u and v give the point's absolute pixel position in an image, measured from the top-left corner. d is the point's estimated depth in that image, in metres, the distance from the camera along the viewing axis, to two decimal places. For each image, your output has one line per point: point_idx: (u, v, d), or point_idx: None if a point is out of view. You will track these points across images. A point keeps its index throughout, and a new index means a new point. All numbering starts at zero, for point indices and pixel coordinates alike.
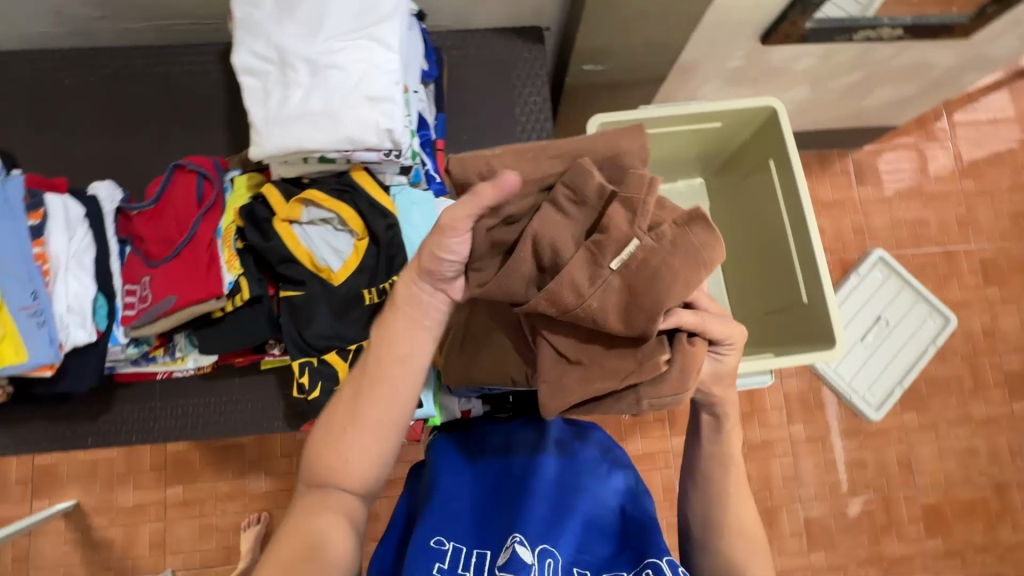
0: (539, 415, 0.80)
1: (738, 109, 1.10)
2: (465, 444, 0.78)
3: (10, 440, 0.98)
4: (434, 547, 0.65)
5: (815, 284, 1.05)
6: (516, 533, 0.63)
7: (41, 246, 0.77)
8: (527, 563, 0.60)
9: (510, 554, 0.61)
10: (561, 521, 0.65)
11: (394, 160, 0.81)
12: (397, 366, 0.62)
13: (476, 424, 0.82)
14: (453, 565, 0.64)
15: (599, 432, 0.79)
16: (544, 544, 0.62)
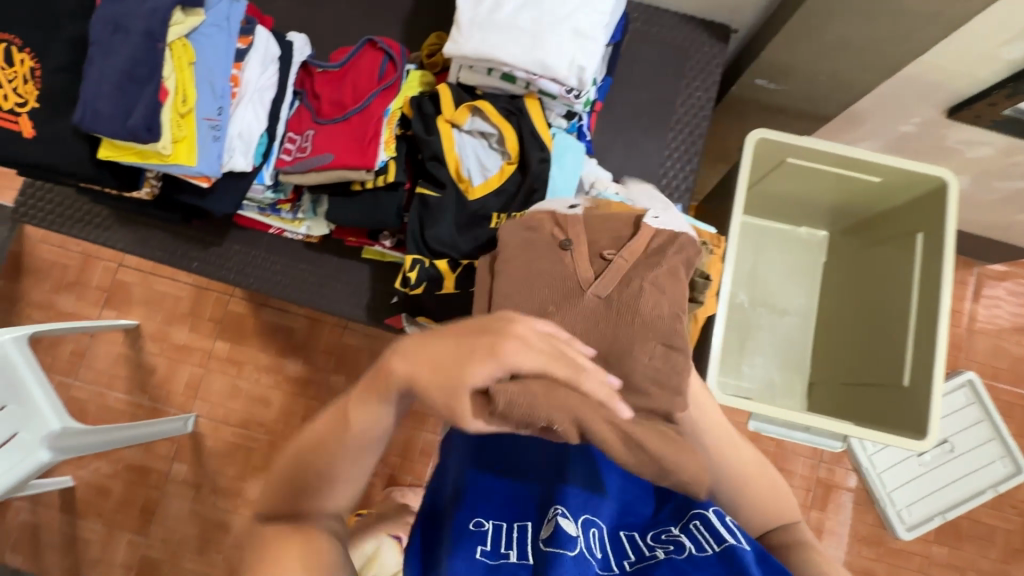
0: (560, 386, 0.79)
1: (905, 171, 1.04)
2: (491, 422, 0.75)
3: (132, 237, 1.06)
4: (474, 530, 0.60)
5: (923, 369, 1.00)
6: (557, 509, 0.60)
7: (240, 70, 0.78)
8: (573, 533, 0.56)
9: (554, 528, 0.57)
10: (598, 488, 0.65)
11: (570, 100, 0.80)
12: (357, 444, 0.57)
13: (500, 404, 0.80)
14: (495, 544, 0.59)
15: None
16: (586, 513, 0.61)
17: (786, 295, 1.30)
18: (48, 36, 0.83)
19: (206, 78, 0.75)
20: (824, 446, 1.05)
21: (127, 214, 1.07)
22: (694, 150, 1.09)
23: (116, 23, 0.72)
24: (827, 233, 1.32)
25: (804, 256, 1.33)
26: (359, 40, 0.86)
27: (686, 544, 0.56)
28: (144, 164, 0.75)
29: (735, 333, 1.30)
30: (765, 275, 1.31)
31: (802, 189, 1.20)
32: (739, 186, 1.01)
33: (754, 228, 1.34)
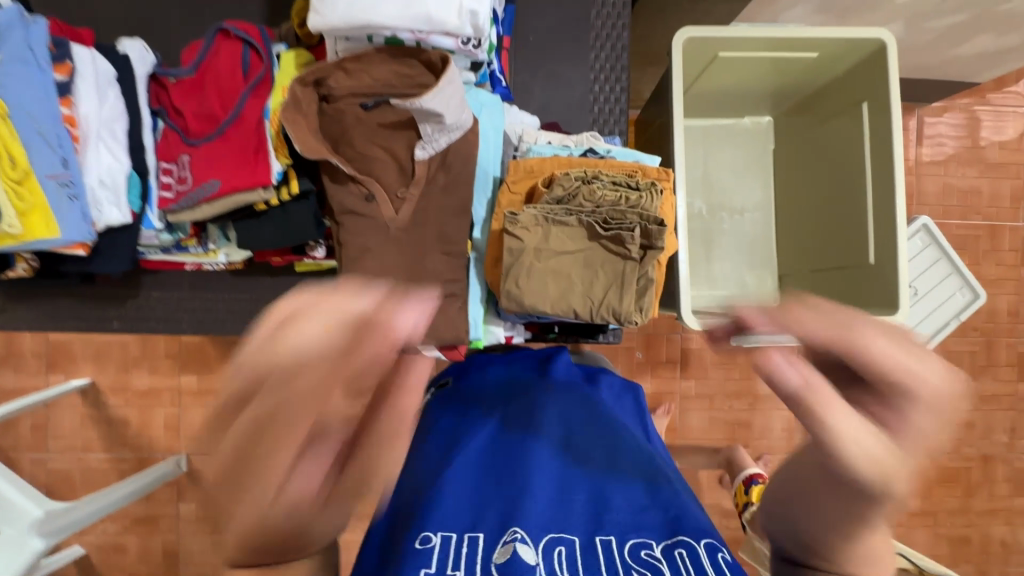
0: (544, 356, 0.81)
1: (840, 39, 0.97)
2: (462, 395, 0.76)
3: (34, 313, 0.93)
4: (422, 548, 0.50)
5: (888, 243, 0.99)
6: (515, 530, 0.51)
7: (70, 106, 0.64)
8: (531, 563, 0.47)
9: (510, 553, 0.48)
10: (565, 495, 0.56)
11: (469, 52, 0.69)
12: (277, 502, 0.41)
13: (469, 358, 0.81)
14: (444, 564, 0.48)
15: (606, 377, 0.80)
16: (551, 531, 0.52)
17: (741, 193, 1.27)
18: None
19: (32, 128, 0.62)
20: None
21: (19, 289, 0.93)
22: (621, 66, 0.98)
23: None
24: (771, 117, 1.26)
25: (752, 147, 1.28)
26: (208, 32, 0.71)
27: (665, 574, 0.47)
28: (2, 247, 0.65)
29: (698, 244, 1.28)
30: (717, 176, 1.27)
31: (739, 79, 1.12)
32: (675, 94, 0.94)
33: (697, 129, 1.27)
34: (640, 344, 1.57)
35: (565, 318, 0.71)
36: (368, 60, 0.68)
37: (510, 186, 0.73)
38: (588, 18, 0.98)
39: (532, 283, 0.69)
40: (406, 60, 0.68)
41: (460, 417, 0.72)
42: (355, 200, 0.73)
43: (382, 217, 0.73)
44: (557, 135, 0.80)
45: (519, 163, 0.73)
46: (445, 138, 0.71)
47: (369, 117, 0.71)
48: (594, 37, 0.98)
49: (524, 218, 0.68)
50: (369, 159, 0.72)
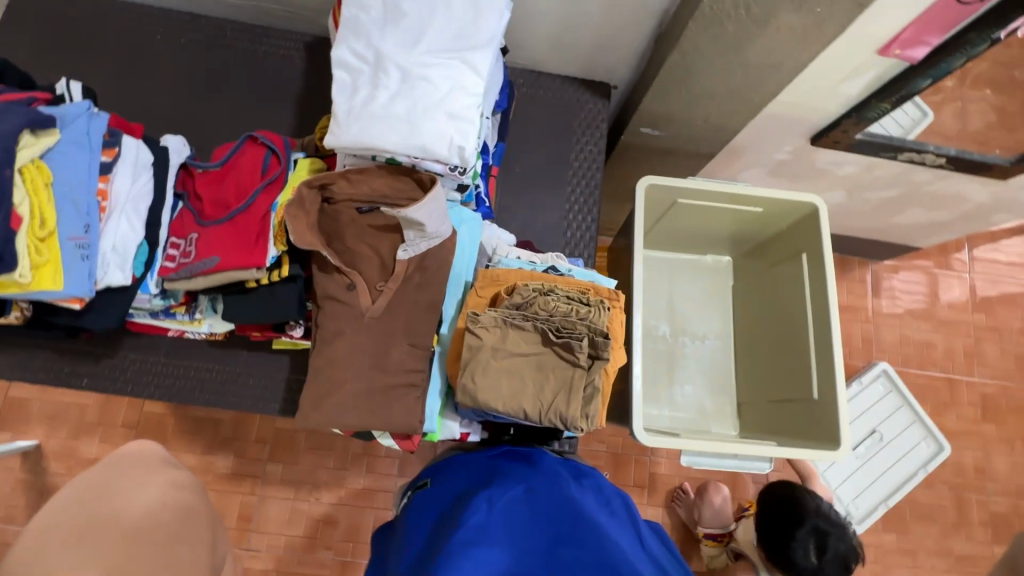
0: (521, 451, 0.89)
1: (780, 201, 1.15)
2: (448, 496, 0.83)
3: (8, 361, 0.96)
4: None
5: (829, 382, 1.07)
6: None
7: (107, 182, 0.74)
8: None
9: None
10: None
11: (456, 176, 0.81)
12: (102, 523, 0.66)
13: (452, 458, 0.91)
14: None
15: (590, 478, 0.88)
16: None
17: (702, 321, 1.36)
18: None
19: (68, 197, 0.70)
20: (753, 469, 1.07)
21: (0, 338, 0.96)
22: (593, 201, 1.14)
23: None
24: (730, 258, 1.40)
25: (713, 281, 1.40)
26: (240, 137, 0.85)
27: None
28: (3, 292, 0.69)
29: (661, 366, 1.34)
30: (681, 305, 1.37)
31: (700, 224, 1.27)
32: (637, 227, 1.07)
33: (664, 261, 1.40)
34: (607, 464, 1.53)
35: (516, 417, 0.75)
36: (368, 172, 0.80)
37: (477, 289, 0.82)
38: (567, 159, 1.16)
39: (490, 380, 0.73)
40: (402, 177, 0.80)
41: (445, 514, 0.79)
42: (336, 288, 0.82)
43: (359, 305, 0.81)
44: (528, 252, 0.91)
45: (488, 272, 0.83)
46: (425, 243, 0.81)
47: (362, 219, 0.83)
48: (571, 175, 1.15)
49: (485, 319, 0.76)
50: (356, 255, 0.83)
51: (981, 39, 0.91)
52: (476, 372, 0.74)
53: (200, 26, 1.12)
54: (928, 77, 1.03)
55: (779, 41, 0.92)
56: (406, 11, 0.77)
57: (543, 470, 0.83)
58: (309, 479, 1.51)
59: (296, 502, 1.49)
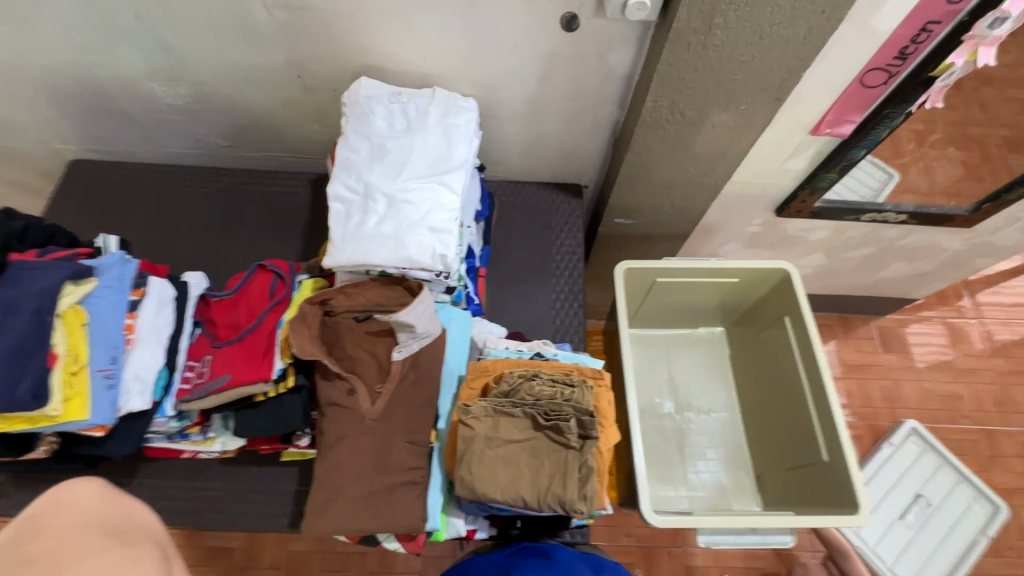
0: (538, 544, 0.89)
1: (755, 269, 1.22)
2: None
3: (30, 499, 1.00)
4: None
5: (834, 441, 1.06)
6: None
7: (134, 318, 0.83)
8: None
9: None
10: None
11: (442, 280, 0.90)
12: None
13: (466, 557, 0.91)
14: None
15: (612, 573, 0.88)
16: None
17: (705, 394, 1.37)
18: None
19: (100, 334, 0.79)
20: (777, 544, 1.02)
21: (26, 474, 1.01)
22: (577, 289, 1.22)
23: (8, 305, 0.75)
24: (722, 328, 1.44)
25: (709, 353, 1.43)
26: (251, 266, 0.95)
27: None
28: (35, 426, 0.76)
29: (672, 444, 1.33)
30: (682, 379, 1.39)
31: (685, 299, 1.34)
32: (619, 308, 1.14)
33: (657, 338, 1.44)
34: (637, 558, 1.44)
35: (515, 506, 0.76)
36: (362, 285, 0.89)
37: (469, 381, 0.87)
38: (550, 254, 1.26)
39: (486, 469, 0.76)
40: (393, 286, 0.89)
41: None
42: (338, 394, 0.86)
43: (360, 408, 0.86)
44: (516, 342, 0.97)
45: (477, 364, 0.89)
46: (417, 343, 0.87)
47: (359, 326, 0.91)
48: (555, 267, 1.24)
49: (476, 409, 0.79)
50: (355, 361, 0.89)
51: (895, 113, 1.03)
52: (471, 463, 0.76)
53: (221, 177, 1.30)
54: (862, 147, 1.14)
55: (718, 134, 1.05)
56: (390, 148, 0.92)
57: (562, 564, 0.83)
58: None
59: None
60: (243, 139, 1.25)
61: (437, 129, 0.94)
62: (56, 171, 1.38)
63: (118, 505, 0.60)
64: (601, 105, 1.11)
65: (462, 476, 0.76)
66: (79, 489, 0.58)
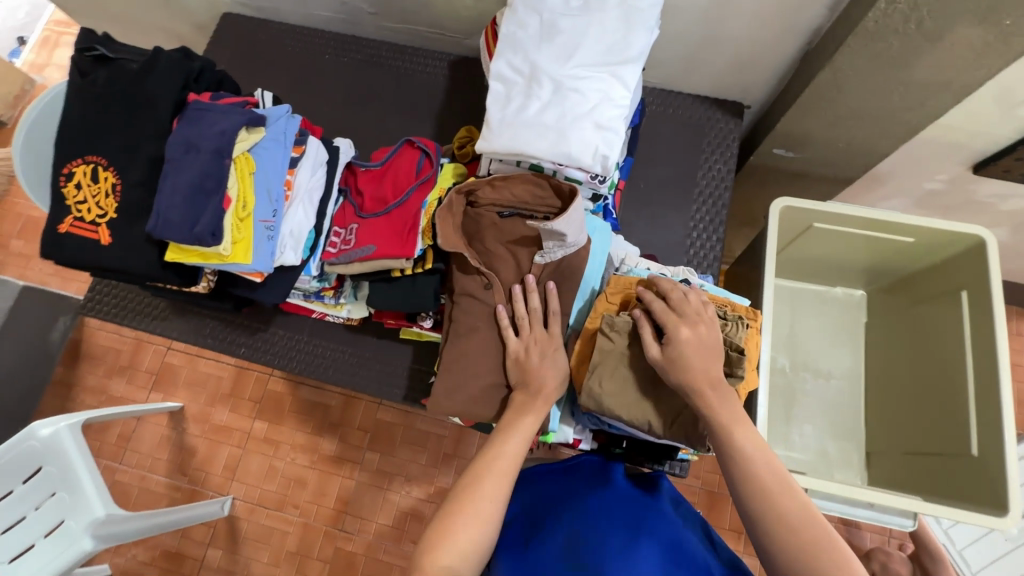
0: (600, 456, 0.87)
1: (939, 231, 1.04)
2: (520, 501, 0.81)
3: (186, 326, 1.12)
4: None
5: (992, 439, 0.95)
6: None
7: (293, 174, 0.85)
8: None
9: None
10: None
11: (594, 185, 0.84)
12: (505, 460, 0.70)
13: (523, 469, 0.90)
14: None
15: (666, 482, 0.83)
16: None
17: (829, 358, 1.25)
18: (98, 136, 0.85)
19: (265, 184, 0.81)
20: (893, 524, 0.98)
21: (182, 305, 1.13)
22: (718, 221, 1.12)
23: (189, 143, 0.78)
24: (864, 292, 1.29)
25: (843, 317, 1.29)
26: (398, 141, 0.93)
27: None
28: (206, 263, 0.82)
29: (779, 401, 1.25)
30: (805, 337, 1.27)
31: (833, 251, 1.19)
32: (766, 254, 1.03)
33: (784, 289, 1.31)
34: (702, 501, 1.44)
35: (640, 427, 0.75)
36: (510, 180, 0.83)
37: (607, 294, 0.81)
38: (693, 179, 1.14)
39: (622, 382, 0.75)
40: (540, 183, 0.83)
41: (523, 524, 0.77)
42: (473, 286, 0.86)
43: (494, 304, 0.86)
44: (655, 263, 0.91)
45: (620, 279, 0.82)
46: (561, 251, 0.84)
47: (502, 225, 0.86)
48: (697, 193, 1.14)
49: (619, 323, 0.76)
50: (495, 256, 0.86)
51: None
52: (606, 374, 0.75)
53: (361, 48, 1.26)
54: None
55: (952, 57, 0.85)
56: (562, 28, 0.82)
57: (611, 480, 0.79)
58: (402, 471, 1.60)
59: (388, 493, 1.59)
60: (389, 8, 1.19)
61: (616, 11, 0.83)
62: (207, 23, 1.40)
63: (536, 346, 0.80)
64: (805, 6, 0.93)
65: (596, 388, 0.75)
66: (540, 326, 0.81)
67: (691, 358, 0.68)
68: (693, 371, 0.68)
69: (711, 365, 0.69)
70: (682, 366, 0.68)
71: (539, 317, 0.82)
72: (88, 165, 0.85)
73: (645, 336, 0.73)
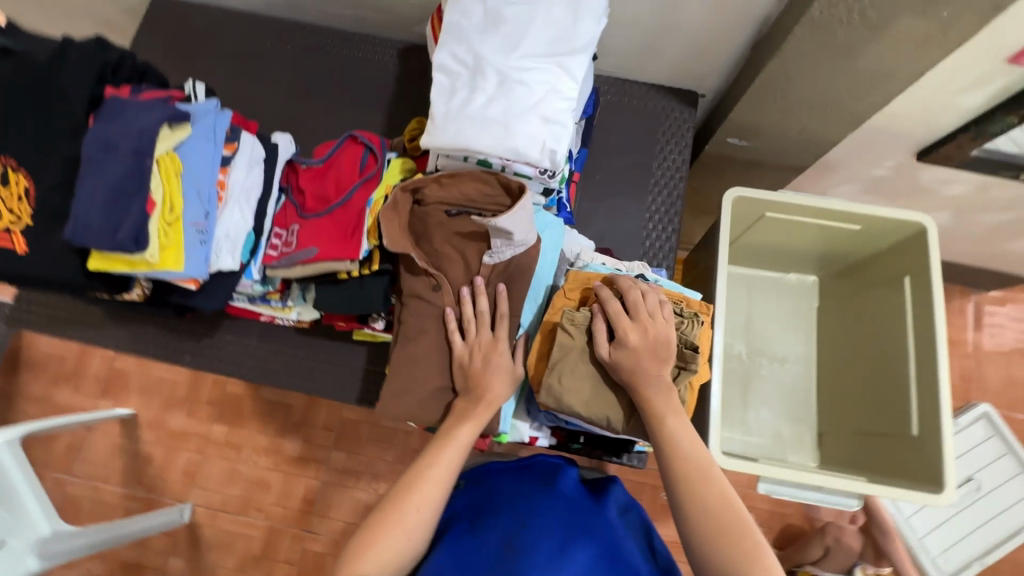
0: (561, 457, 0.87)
1: (884, 218, 1.06)
2: (468, 495, 0.81)
3: (126, 334, 1.07)
4: None
5: (932, 419, 0.99)
6: None
7: (225, 174, 0.80)
8: None
9: None
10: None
11: (544, 180, 0.82)
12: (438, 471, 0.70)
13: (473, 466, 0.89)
14: None
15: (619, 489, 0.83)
16: None
17: (783, 343, 1.28)
18: (9, 134, 0.78)
19: (194, 186, 0.76)
20: (839, 505, 1.00)
21: (121, 312, 1.07)
22: (674, 211, 1.12)
23: (107, 143, 0.73)
24: (816, 277, 1.31)
25: (797, 303, 1.32)
26: (342, 136, 0.89)
27: None
28: (134, 271, 0.76)
29: (736, 387, 1.28)
30: (760, 323, 1.30)
31: (785, 239, 1.21)
32: (720, 244, 1.03)
33: (740, 277, 1.33)
34: None
35: (597, 424, 0.74)
36: (458, 178, 0.81)
37: (565, 290, 0.80)
38: (650, 169, 1.14)
39: (579, 379, 0.73)
40: (488, 181, 0.81)
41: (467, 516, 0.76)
42: (422, 287, 0.83)
43: (443, 307, 0.83)
44: (609, 258, 0.90)
45: (578, 274, 0.81)
46: (510, 250, 0.81)
47: (450, 222, 0.83)
48: (653, 184, 1.13)
49: (579, 318, 0.75)
50: (443, 257, 0.83)
51: None
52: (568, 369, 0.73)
53: (305, 35, 1.20)
54: None
55: (894, 46, 0.86)
56: (506, 17, 0.79)
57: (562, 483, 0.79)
58: (369, 470, 1.58)
59: (354, 492, 1.56)
60: None
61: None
62: (139, 7, 1.31)
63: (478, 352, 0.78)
64: None
65: (556, 385, 0.73)
66: (482, 331, 0.80)
67: (632, 356, 0.69)
68: (642, 373, 0.69)
69: (653, 363, 0.69)
70: (631, 368, 0.69)
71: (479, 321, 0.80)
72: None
73: (599, 334, 0.72)
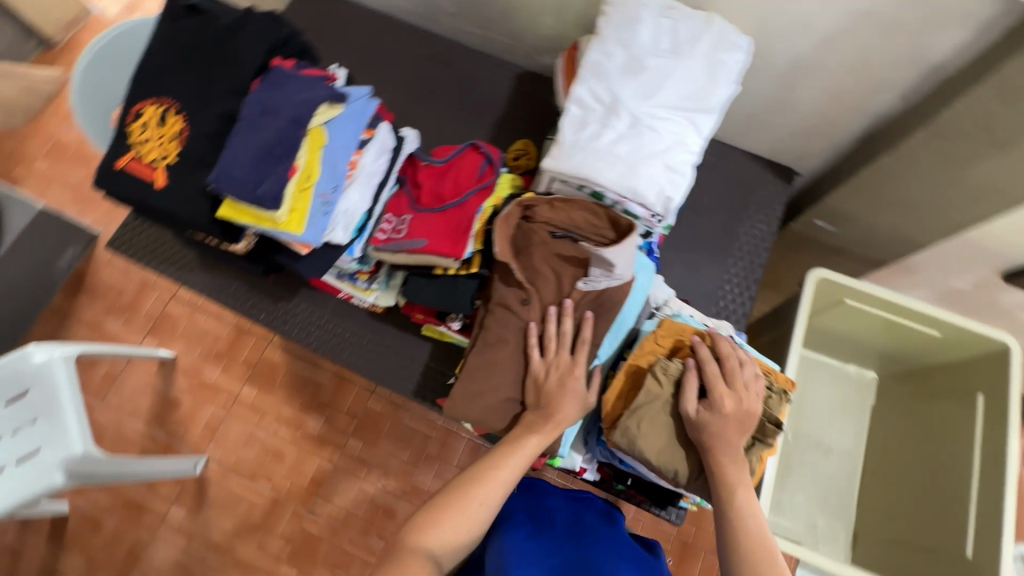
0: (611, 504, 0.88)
1: (965, 330, 1.06)
2: (526, 503, 0.83)
3: (208, 281, 1.12)
4: None
5: (990, 544, 0.97)
6: None
7: (359, 155, 0.86)
8: None
9: None
10: None
11: (650, 223, 0.85)
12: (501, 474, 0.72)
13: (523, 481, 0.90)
14: None
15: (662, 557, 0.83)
16: None
17: (831, 432, 1.26)
18: (176, 80, 0.86)
19: (331, 161, 0.81)
20: None
21: (208, 259, 1.13)
22: (751, 278, 1.13)
23: (266, 108, 0.79)
24: (876, 374, 1.29)
25: (852, 395, 1.30)
26: (463, 142, 0.94)
27: None
28: (258, 225, 0.81)
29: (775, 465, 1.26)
30: (811, 407, 1.28)
31: (855, 329, 1.20)
32: (797, 320, 1.04)
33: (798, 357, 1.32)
34: None
35: (661, 471, 0.75)
36: (569, 205, 0.84)
37: (657, 335, 0.81)
38: (734, 232, 1.16)
39: (658, 425, 0.74)
40: (598, 213, 0.84)
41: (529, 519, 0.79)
42: (512, 297, 0.86)
43: (527, 321, 0.85)
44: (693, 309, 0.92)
45: (673, 323, 0.82)
46: (605, 281, 0.83)
47: (552, 243, 0.85)
48: (736, 247, 1.15)
49: (671, 369, 0.77)
50: (539, 275, 0.85)
51: None
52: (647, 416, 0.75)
53: (430, 44, 1.28)
54: None
55: None
56: (648, 65, 0.84)
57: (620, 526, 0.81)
58: (382, 464, 1.58)
59: (364, 483, 1.57)
60: (468, 12, 1.21)
61: (703, 59, 0.85)
62: None
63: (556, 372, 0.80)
64: (878, 90, 0.95)
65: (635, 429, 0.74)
66: (562, 353, 0.82)
67: (717, 421, 0.70)
68: (726, 440, 0.70)
69: (735, 433, 0.71)
70: (716, 430, 0.70)
71: (563, 343, 0.82)
72: (158, 106, 0.86)
73: (688, 390, 0.74)
